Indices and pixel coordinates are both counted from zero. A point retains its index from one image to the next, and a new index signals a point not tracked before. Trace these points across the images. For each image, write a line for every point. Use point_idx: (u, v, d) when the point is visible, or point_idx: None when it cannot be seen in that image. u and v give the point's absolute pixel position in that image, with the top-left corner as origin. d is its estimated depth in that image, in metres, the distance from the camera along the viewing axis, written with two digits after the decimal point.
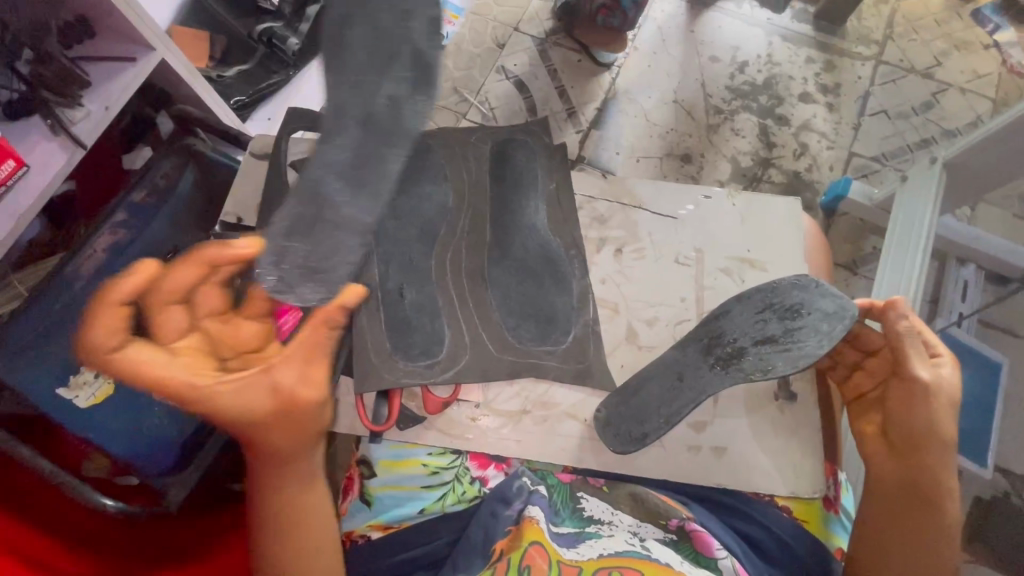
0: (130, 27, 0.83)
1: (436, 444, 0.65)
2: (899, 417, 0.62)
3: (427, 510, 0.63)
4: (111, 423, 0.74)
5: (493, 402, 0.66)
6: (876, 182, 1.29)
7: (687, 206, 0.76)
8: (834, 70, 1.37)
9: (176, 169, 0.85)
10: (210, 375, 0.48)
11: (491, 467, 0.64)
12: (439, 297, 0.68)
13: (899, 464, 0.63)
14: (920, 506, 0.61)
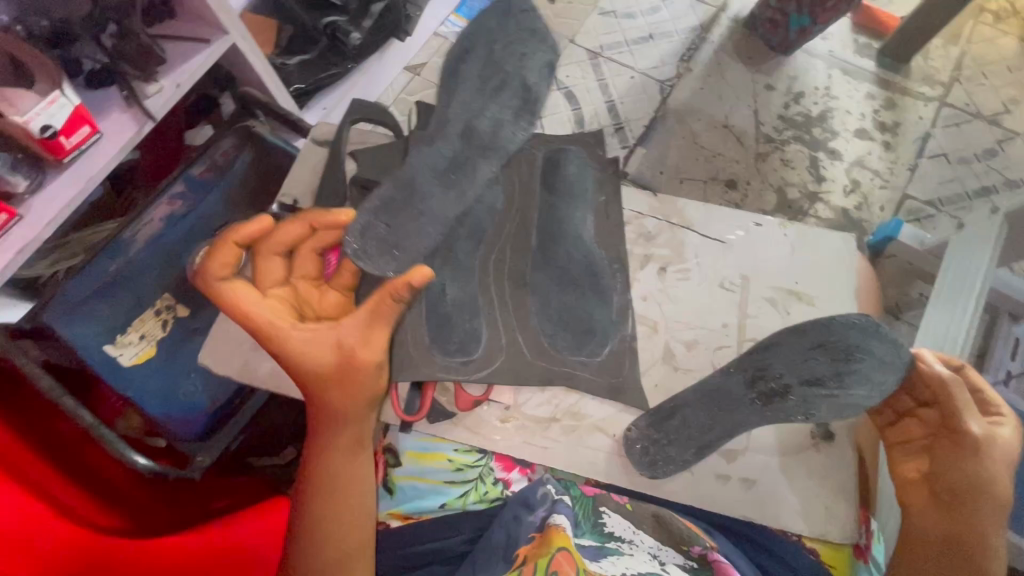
0: (209, 11, 0.87)
1: (463, 441, 0.65)
2: (951, 468, 0.59)
3: (448, 505, 0.64)
4: (150, 385, 0.77)
5: (523, 406, 0.67)
6: (929, 226, 1.24)
7: (737, 232, 0.76)
8: (894, 108, 1.34)
9: (235, 148, 0.87)
10: (285, 325, 0.52)
11: (515, 471, 0.65)
12: (480, 297, 0.69)
13: (946, 520, 0.59)
14: (963, 563, 0.58)
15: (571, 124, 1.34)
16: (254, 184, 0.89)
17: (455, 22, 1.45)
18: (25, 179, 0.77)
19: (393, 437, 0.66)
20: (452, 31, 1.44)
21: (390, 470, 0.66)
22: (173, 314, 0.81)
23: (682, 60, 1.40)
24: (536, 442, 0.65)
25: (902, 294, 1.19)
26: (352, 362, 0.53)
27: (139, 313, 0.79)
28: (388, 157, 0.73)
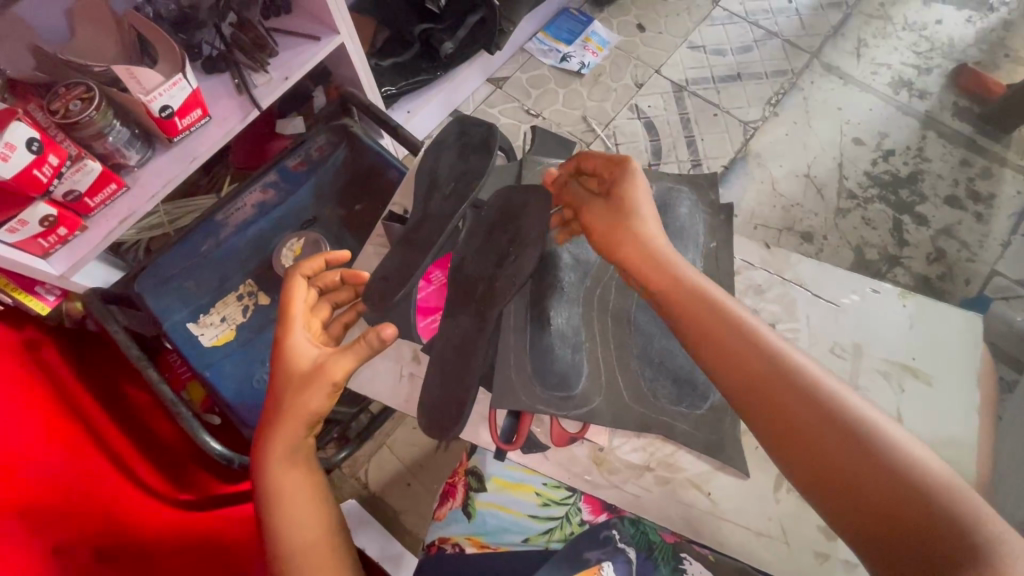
0: (325, 10, 0.90)
1: (553, 478, 0.63)
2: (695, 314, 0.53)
3: (531, 540, 0.61)
4: (226, 366, 0.78)
5: (617, 449, 0.62)
6: (1018, 307, 1.17)
7: (851, 295, 0.73)
8: (990, 178, 1.28)
9: (330, 145, 0.88)
10: (295, 321, 0.56)
11: (604, 514, 0.62)
12: (584, 333, 0.66)
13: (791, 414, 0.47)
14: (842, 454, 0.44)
15: (646, 154, 1.34)
16: (346, 181, 0.89)
17: (543, 40, 1.46)
18: (137, 154, 0.80)
19: (479, 463, 0.65)
20: (539, 48, 1.46)
21: (473, 495, 0.64)
22: (254, 301, 0.82)
23: (769, 103, 1.37)
24: (625, 488, 0.61)
25: None
26: (311, 370, 0.53)
27: (222, 295, 0.81)
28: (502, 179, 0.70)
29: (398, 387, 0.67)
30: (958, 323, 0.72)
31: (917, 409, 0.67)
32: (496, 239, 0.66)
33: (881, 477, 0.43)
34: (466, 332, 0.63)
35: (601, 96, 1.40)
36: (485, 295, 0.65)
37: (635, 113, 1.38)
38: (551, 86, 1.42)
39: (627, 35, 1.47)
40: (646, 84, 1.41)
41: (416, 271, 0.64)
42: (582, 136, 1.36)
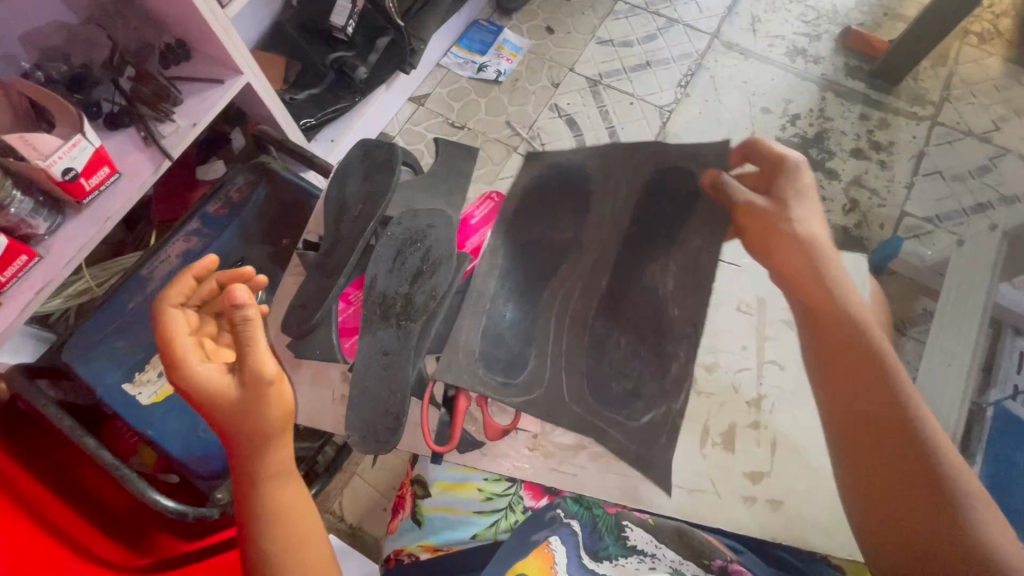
0: (224, 52, 0.90)
1: (493, 473, 0.65)
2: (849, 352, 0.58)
3: (479, 535, 0.63)
4: (170, 422, 0.76)
5: (549, 434, 0.63)
6: (929, 243, 1.26)
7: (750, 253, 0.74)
8: (888, 128, 1.37)
9: (249, 185, 0.88)
10: (188, 358, 0.53)
11: (543, 498, 0.65)
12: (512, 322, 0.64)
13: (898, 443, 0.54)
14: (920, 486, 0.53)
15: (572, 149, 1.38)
16: (271, 217, 0.88)
17: (457, 54, 1.50)
18: (45, 222, 0.78)
19: (421, 470, 0.67)
20: (454, 62, 1.49)
21: (418, 502, 0.66)
22: None
23: (680, 85, 1.44)
24: (567, 470, 0.62)
25: (906, 310, 1.19)
26: (232, 394, 0.53)
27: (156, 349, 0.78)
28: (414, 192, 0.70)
29: (330, 414, 0.62)
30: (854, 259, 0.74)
31: None
32: (406, 254, 0.62)
33: (935, 493, 0.53)
34: (388, 346, 0.59)
35: (521, 101, 1.44)
36: (404, 308, 0.61)
37: (555, 112, 1.42)
38: (472, 97, 1.45)
39: (538, 38, 1.52)
40: (563, 83, 1.46)
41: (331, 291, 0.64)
42: (508, 141, 1.40)
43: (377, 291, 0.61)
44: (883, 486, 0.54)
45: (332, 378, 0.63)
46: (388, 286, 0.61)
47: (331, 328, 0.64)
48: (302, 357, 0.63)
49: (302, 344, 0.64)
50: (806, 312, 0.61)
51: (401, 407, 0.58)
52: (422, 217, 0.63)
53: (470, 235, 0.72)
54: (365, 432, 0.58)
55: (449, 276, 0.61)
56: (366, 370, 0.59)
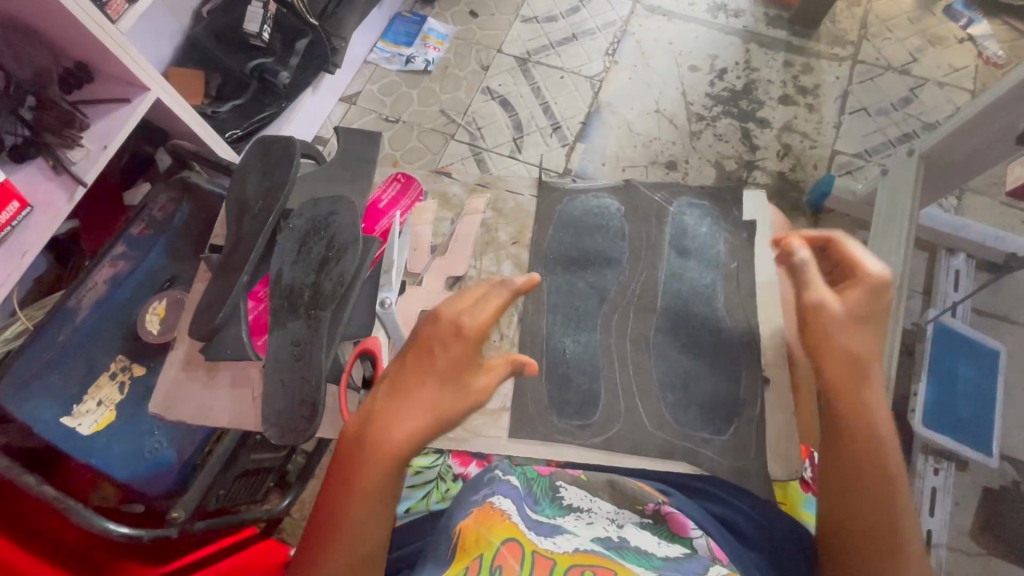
0: (126, 70, 0.88)
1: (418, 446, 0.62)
2: (851, 379, 0.55)
3: (411, 509, 0.61)
4: (114, 447, 0.74)
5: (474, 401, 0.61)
6: (860, 178, 1.30)
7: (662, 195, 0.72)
8: (812, 71, 1.40)
9: (173, 202, 0.86)
10: (475, 363, 0.52)
11: (472, 464, 0.63)
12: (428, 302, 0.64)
13: (863, 458, 0.54)
14: (873, 499, 0.53)
15: (509, 129, 1.38)
16: (197, 232, 0.86)
17: (383, 48, 1.48)
18: None
19: None
20: (381, 57, 1.47)
21: None
22: (129, 374, 0.78)
23: (608, 54, 1.44)
24: (489, 433, 0.59)
25: None
26: (457, 375, 0.51)
27: (93, 378, 0.77)
28: (320, 180, 0.69)
29: (250, 412, 0.63)
30: (754, 196, 0.71)
31: (764, 281, 0.66)
32: (311, 244, 0.62)
33: (878, 509, 0.52)
34: (299, 337, 0.59)
35: (452, 88, 1.43)
36: (313, 298, 0.60)
37: (487, 95, 1.42)
38: (403, 90, 1.44)
39: (462, 23, 1.51)
40: (492, 65, 1.45)
41: (233, 289, 0.61)
42: (444, 129, 1.39)
43: (284, 283, 0.61)
44: (837, 494, 0.54)
45: (251, 377, 0.64)
46: (295, 278, 0.61)
47: (240, 327, 0.63)
48: (216, 360, 0.63)
49: (212, 346, 0.63)
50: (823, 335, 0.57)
51: (316, 394, 0.57)
52: (323, 206, 0.63)
53: (380, 218, 0.70)
54: (282, 423, 0.58)
55: (356, 261, 0.61)
56: (278, 362, 0.59)
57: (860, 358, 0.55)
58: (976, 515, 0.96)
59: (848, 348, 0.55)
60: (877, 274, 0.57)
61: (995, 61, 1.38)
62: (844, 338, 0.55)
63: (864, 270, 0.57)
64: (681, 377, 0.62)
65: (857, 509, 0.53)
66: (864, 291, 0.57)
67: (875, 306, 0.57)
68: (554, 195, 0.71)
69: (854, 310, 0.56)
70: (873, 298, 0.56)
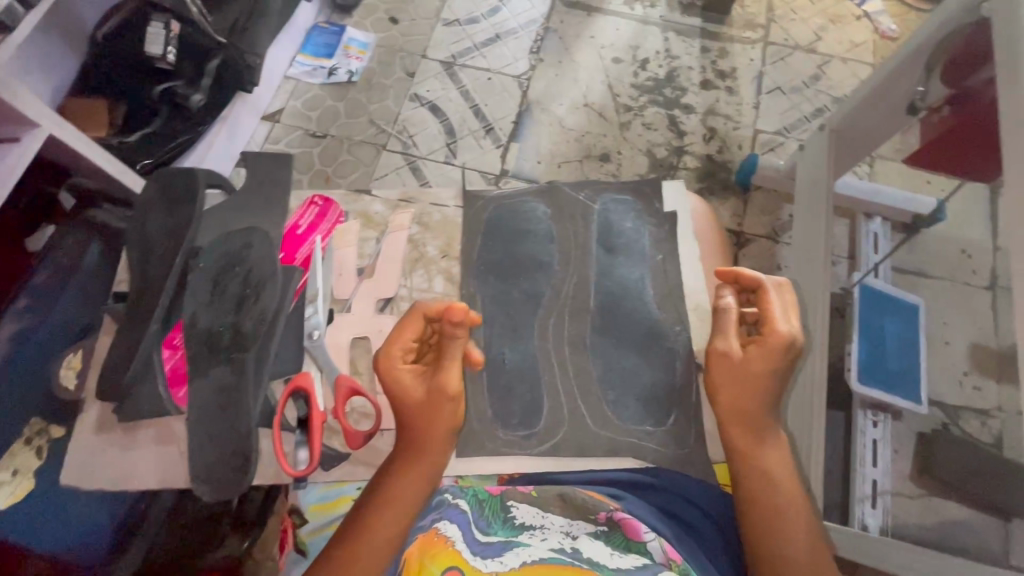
0: (10, 108, 0.81)
1: (364, 478, 0.57)
2: (737, 396, 0.55)
3: None
4: (34, 519, 0.67)
5: None
6: (782, 154, 1.36)
7: (585, 192, 0.72)
8: (727, 56, 1.45)
9: (78, 245, 0.80)
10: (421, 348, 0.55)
11: None
12: (359, 327, 0.62)
13: (762, 455, 0.54)
14: (770, 497, 0.53)
15: (442, 135, 1.36)
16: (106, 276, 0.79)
17: (303, 62, 1.43)
18: None
19: (293, 497, 0.58)
20: (301, 71, 1.42)
21: (298, 531, 0.57)
22: (47, 438, 0.71)
23: (532, 52, 1.45)
24: None
25: (774, 219, 1.29)
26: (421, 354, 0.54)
27: (4, 447, 0.70)
28: (225, 214, 0.64)
29: (181, 471, 0.57)
30: (674, 185, 0.72)
31: (690, 268, 0.68)
32: (226, 282, 0.59)
33: (779, 500, 0.52)
34: (223, 383, 0.56)
35: (379, 97, 1.40)
36: (234, 340, 0.57)
37: (416, 102, 1.40)
38: (327, 103, 1.39)
39: (382, 31, 1.47)
40: (417, 71, 1.43)
41: (143, 340, 0.56)
42: (375, 140, 1.36)
43: (201, 328, 0.57)
44: (748, 492, 0.53)
45: (177, 432, 0.58)
46: (212, 321, 0.58)
47: (158, 379, 0.58)
48: (133, 419, 0.58)
49: (128, 405, 0.58)
50: (714, 373, 0.56)
51: (248, 442, 0.54)
52: (236, 240, 0.61)
53: (300, 245, 0.65)
54: (216, 478, 0.54)
55: (276, 296, 0.58)
56: (203, 414, 0.55)
57: (751, 403, 0.54)
58: (914, 459, 1.03)
59: (742, 398, 0.55)
60: (783, 332, 0.55)
61: (890, 35, 1.47)
62: (736, 384, 0.55)
63: (776, 326, 0.55)
64: (618, 372, 0.63)
65: (752, 507, 0.53)
66: (769, 348, 0.55)
67: (777, 364, 0.55)
68: (479, 203, 0.70)
69: (754, 365, 0.55)
70: (776, 356, 0.54)
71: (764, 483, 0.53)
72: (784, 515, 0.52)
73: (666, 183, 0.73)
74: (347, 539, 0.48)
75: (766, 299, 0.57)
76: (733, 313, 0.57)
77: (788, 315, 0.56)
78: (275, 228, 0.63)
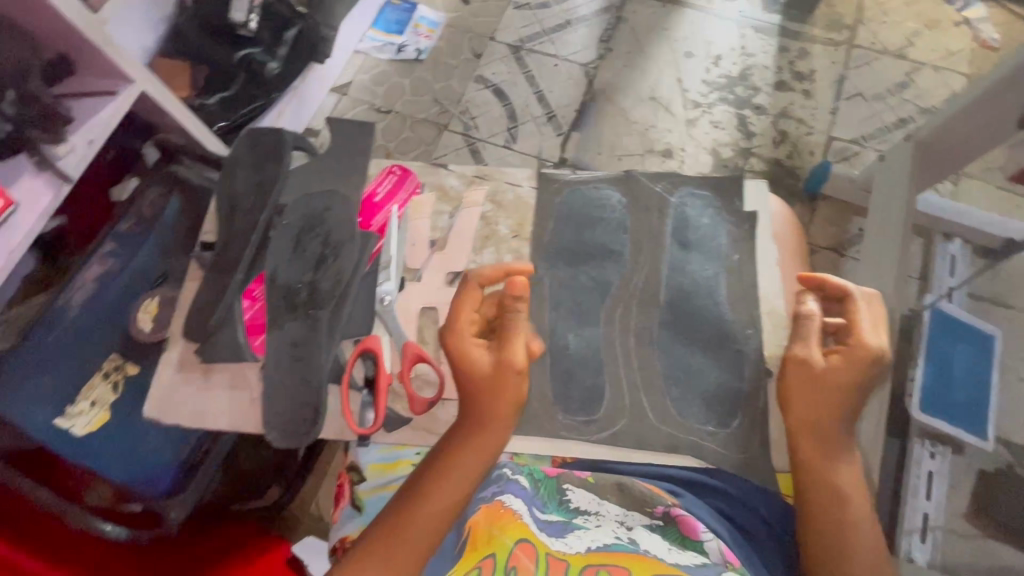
0: (109, 61, 0.85)
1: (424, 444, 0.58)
2: (814, 405, 0.53)
3: None
4: (108, 447, 0.73)
5: None
6: (857, 163, 1.29)
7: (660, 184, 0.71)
8: (807, 57, 1.38)
9: (161, 197, 0.84)
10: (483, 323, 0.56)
11: None
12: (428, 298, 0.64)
13: (834, 469, 0.52)
14: (840, 514, 0.51)
15: (504, 119, 1.36)
16: (186, 228, 0.84)
17: (374, 37, 1.45)
18: None
19: (354, 455, 0.60)
20: (372, 46, 1.45)
21: (355, 488, 0.58)
22: (122, 374, 0.76)
23: (602, 41, 1.42)
24: None
25: (843, 231, 1.23)
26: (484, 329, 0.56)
27: (84, 379, 0.75)
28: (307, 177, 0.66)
29: (251, 416, 0.60)
30: (754, 185, 0.70)
31: (766, 270, 0.66)
32: (306, 242, 0.61)
33: (848, 517, 0.51)
34: (298, 338, 0.58)
35: (445, 77, 1.41)
36: (309, 298, 0.59)
37: (481, 84, 1.40)
38: (395, 80, 1.41)
39: (454, 10, 1.48)
40: (485, 53, 1.43)
41: (227, 289, 0.60)
42: (438, 119, 1.37)
43: (281, 284, 0.59)
44: (817, 505, 0.51)
45: (250, 380, 0.61)
46: (292, 278, 0.59)
47: (238, 327, 0.61)
48: (212, 361, 0.60)
49: (208, 349, 0.61)
50: (793, 379, 0.54)
51: (319, 396, 0.57)
52: (317, 202, 0.62)
53: (376, 213, 0.66)
54: (285, 426, 0.57)
55: (354, 258, 0.60)
56: (278, 365, 0.57)
57: (829, 414, 0.53)
58: (971, 497, 0.98)
59: (820, 407, 0.53)
60: (872, 345, 0.53)
61: (990, 45, 1.37)
62: (814, 393, 0.53)
63: (864, 338, 0.53)
64: (682, 369, 0.62)
65: (819, 520, 0.51)
66: (855, 359, 0.53)
67: (862, 376, 0.53)
68: (551, 186, 0.70)
69: (838, 376, 0.53)
70: (860, 369, 0.52)
71: (833, 496, 0.51)
72: (852, 534, 0.50)
73: (746, 181, 0.71)
74: (403, 503, 0.50)
75: (852, 310, 0.55)
76: (816, 320, 0.55)
77: (876, 330, 0.54)
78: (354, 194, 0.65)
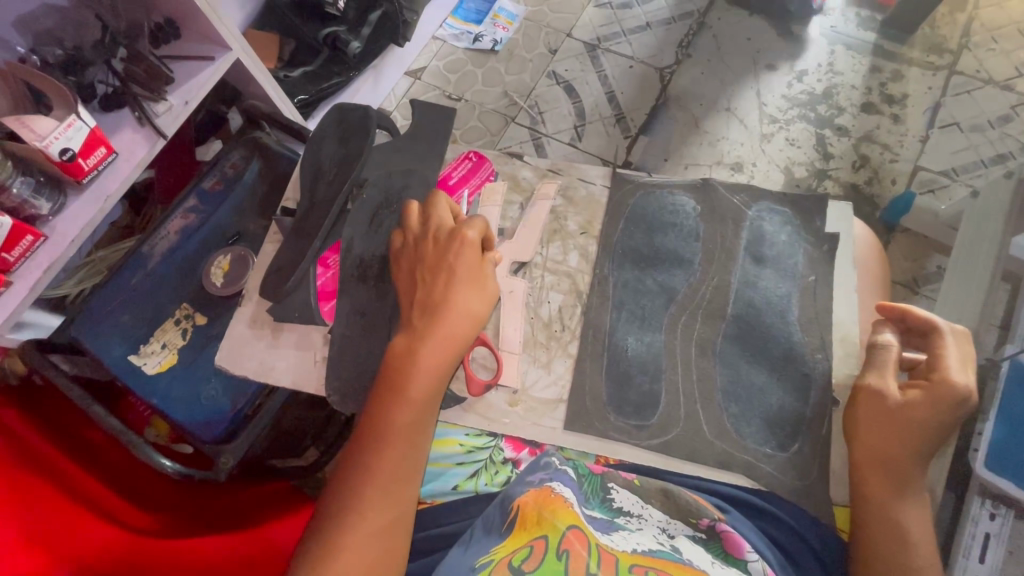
0: (211, 28, 0.89)
1: (474, 426, 0.59)
2: (884, 440, 0.53)
3: (460, 487, 0.59)
4: (174, 389, 0.78)
5: (530, 388, 0.60)
6: (944, 197, 1.21)
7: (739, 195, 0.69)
8: (901, 79, 1.30)
9: (244, 159, 0.88)
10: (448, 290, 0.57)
11: (525, 451, 0.60)
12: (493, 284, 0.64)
13: (901, 510, 0.52)
14: (902, 555, 0.51)
15: (571, 117, 1.35)
16: (264, 191, 0.88)
17: (452, 25, 1.47)
18: (48, 202, 0.78)
19: None
20: (450, 33, 1.46)
21: None
22: (191, 322, 0.81)
23: (681, 46, 1.39)
24: (545, 423, 0.59)
25: (919, 267, 1.16)
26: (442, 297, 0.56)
27: (159, 323, 0.80)
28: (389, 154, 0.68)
29: (313, 377, 0.62)
30: (839, 207, 0.67)
31: (844, 297, 0.63)
32: (382, 217, 0.64)
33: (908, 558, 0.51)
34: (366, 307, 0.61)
35: (518, 69, 1.41)
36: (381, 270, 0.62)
37: (553, 79, 1.39)
38: (469, 68, 1.42)
39: (534, 5, 1.48)
40: (560, 49, 1.42)
41: (306, 256, 0.63)
42: (506, 111, 1.37)
43: (355, 254, 0.62)
44: (882, 544, 0.51)
45: (315, 341, 0.64)
46: (365, 249, 0.63)
47: (310, 290, 0.64)
48: (283, 319, 0.64)
49: (282, 308, 0.64)
50: (863, 409, 0.55)
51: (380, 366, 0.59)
52: (397, 179, 0.66)
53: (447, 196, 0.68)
54: (346, 391, 0.59)
55: None
56: (346, 331, 0.60)
57: (901, 451, 0.52)
58: None
59: (892, 442, 0.53)
60: (957, 383, 0.52)
61: None
62: (885, 426, 0.53)
63: (949, 375, 0.53)
64: (743, 387, 0.60)
65: (879, 557, 0.51)
66: (938, 396, 0.52)
67: (944, 414, 0.52)
68: (625, 187, 0.69)
69: (915, 410, 0.53)
70: (944, 404, 0.52)
71: (897, 536, 0.51)
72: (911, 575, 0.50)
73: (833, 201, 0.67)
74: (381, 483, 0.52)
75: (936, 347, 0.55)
76: (892, 351, 0.56)
77: (964, 366, 0.54)
78: (432, 175, 0.66)
